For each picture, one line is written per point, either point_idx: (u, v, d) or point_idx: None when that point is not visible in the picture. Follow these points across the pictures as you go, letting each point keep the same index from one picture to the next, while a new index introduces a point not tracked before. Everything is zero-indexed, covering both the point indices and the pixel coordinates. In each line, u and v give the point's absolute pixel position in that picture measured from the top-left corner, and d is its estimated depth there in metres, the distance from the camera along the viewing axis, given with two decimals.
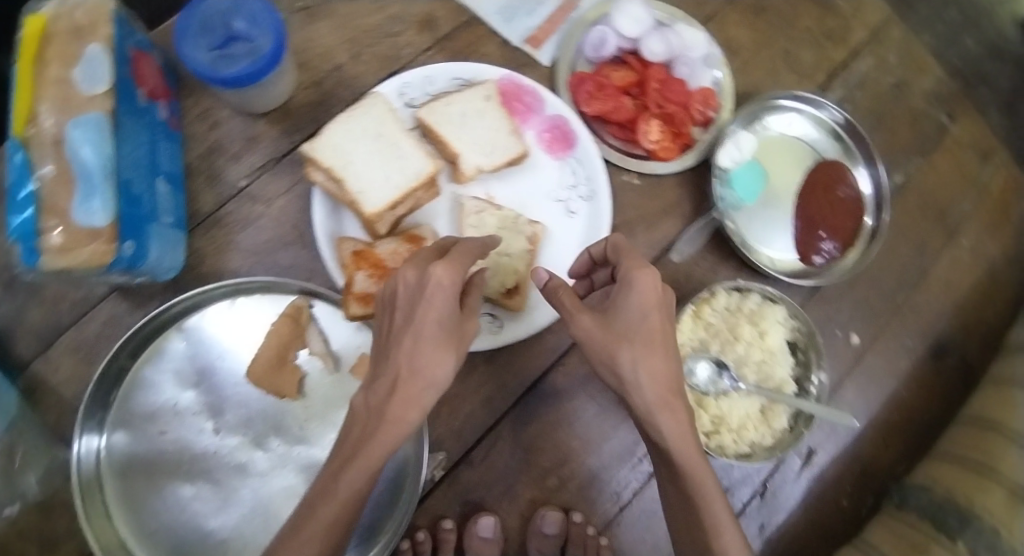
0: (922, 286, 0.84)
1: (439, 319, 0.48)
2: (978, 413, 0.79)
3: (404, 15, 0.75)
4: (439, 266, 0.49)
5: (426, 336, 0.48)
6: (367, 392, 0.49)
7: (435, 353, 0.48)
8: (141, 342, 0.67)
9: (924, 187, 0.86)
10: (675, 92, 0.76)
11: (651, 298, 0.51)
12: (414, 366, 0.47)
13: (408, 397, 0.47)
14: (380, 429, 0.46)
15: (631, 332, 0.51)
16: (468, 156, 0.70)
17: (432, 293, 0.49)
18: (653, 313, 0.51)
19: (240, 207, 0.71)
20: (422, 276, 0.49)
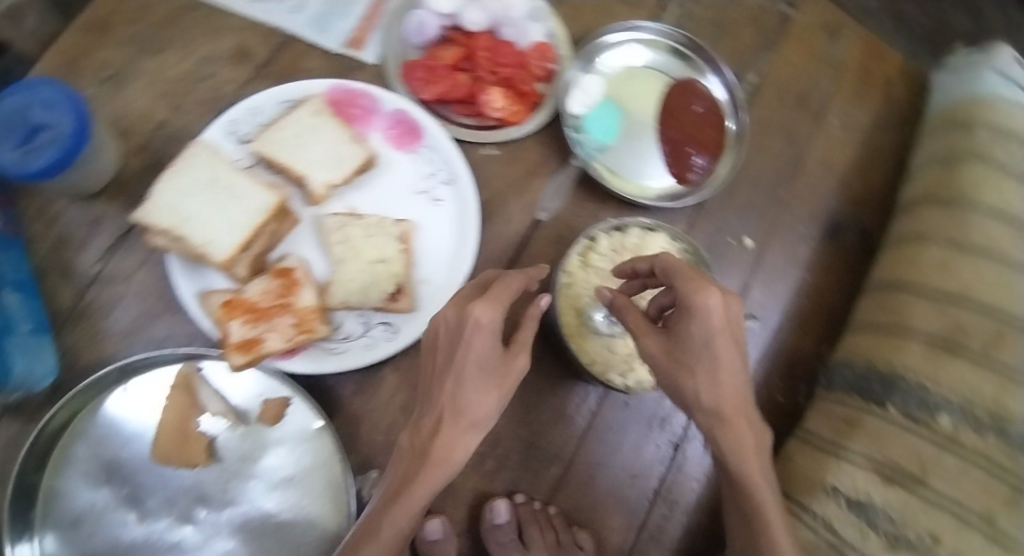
0: (801, 174, 0.85)
1: (476, 361, 0.54)
2: (882, 278, 0.80)
3: (213, 54, 0.74)
4: (479, 307, 0.54)
5: (468, 374, 0.54)
6: (412, 433, 0.56)
7: (478, 391, 0.54)
8: (42, 456, 0.65)
9: (780, 79, 0.87)
10: (507, 55, 0.75)
11: (716, 318, 0.53)
12: (455, 402, 0.54)
13: (450, 438, 0.53)
14: (424, 470, 0.52)
15: (689, 352, 0.54)
16: (315, 175, 0.69)
17: (472, 333, 0.54)
18: (721, 331, 0.53)
19: (103, 291, 0.69)
20: (461, 319, 0.55)
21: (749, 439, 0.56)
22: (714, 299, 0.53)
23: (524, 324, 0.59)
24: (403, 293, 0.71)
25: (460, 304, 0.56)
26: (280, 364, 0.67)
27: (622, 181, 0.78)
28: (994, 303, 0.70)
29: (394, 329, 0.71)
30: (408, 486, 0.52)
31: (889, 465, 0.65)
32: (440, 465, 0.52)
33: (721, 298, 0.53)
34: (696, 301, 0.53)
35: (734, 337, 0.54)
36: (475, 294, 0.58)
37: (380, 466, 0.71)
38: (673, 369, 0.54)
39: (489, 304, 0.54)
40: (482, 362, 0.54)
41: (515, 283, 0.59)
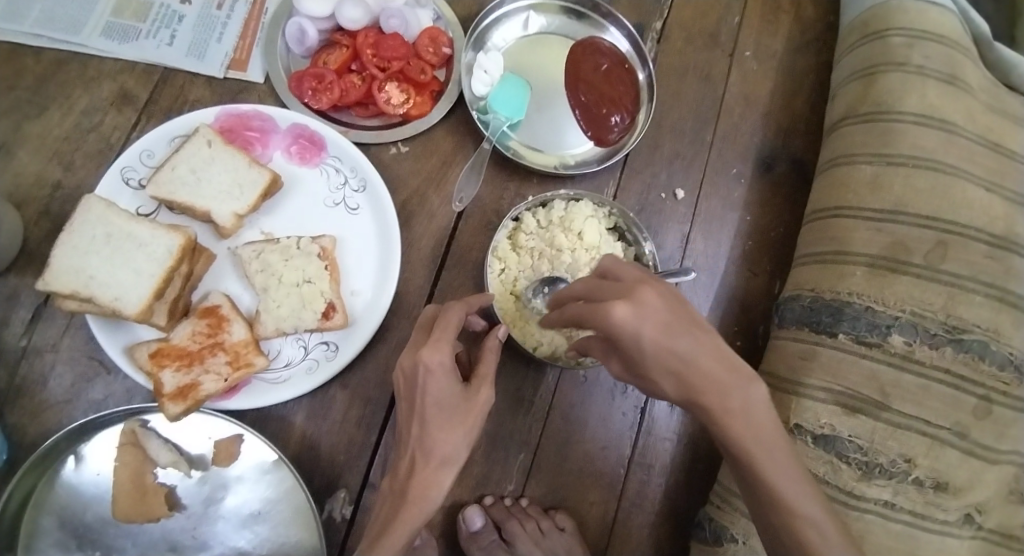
0: (724, 113, 0.83)
1: (437, 403, 0.54)
2: (820, 204, 0.77)
3: (96, 103, 0.72)
4: (427, 352, 0.53)
5: (431, 417, 0.54)
6: (393, 477, 0.56)
7: (443, 430, 0.54)
8: (8, 537, 0.62)
9: (685, 20, 0.85)
10: (393, 47, 0.72)
11: (632, 329, 0.44)
12: (424, 444, 0.54)
13: (426, 476, 0.53)
14: (402, 509, 0.52)
15: (637, 360, 0.47)
16: (219, 208, 0.67)
17: (425, 380, 0.54)
18: (651, 331, 0.44)
19: (31, 365, 0.67)
20: (415, 366, 0.54)
21: (732, 410, 0.47)
22: (620, 315, 0.44)
23: (485, 356, 0.59)
24: (335, 310, 0.67)
25: (413, 349, 0.55)
26: (220, 405, 0.64)
27: (540, 155, 0.76)
28: (935, 213, 0.68)
29: (334, 348, 0.68)
30: (391, 522, 0.52)
31: (852, 397, 0.63)
32: (420, 502, 0.52)
33: (629, 305, 0.44)
34: (606, 327, 0.45)
35: (670, 327, 0.45)
36: (426, 334, 0.57)
37: (347, 486, 0.69)
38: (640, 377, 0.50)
39: (438, 347, 0.54)
40: (444, 402, 0.54)
41: (462, 313, 0.57)
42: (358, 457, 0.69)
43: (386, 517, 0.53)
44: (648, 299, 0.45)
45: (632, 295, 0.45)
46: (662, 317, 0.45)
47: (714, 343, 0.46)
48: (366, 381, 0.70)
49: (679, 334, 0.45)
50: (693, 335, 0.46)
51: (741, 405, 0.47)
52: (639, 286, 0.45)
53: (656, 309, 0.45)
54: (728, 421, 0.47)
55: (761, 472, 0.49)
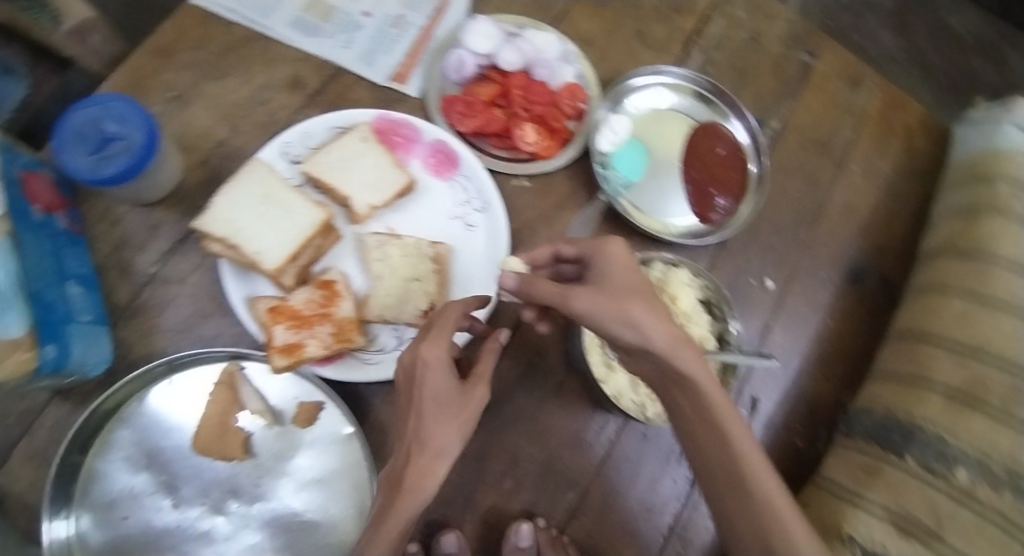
0: (822, 220, 0.89)
1: (433, 396, 0.58)
2: (906, 327, 0.82)
3: (271, 81, 0.80)
4: (426, 347, 0.59)
5: (428, 411, 0.57)
6: (392, 468, 0.59)
7: (438, 421, 0.57)
8: (86, 437, 0.69)
9: (803, 124, 0.91)
10: (539, 94, 0.80)
11: (618, 263, 0.59)
12: (420, 434, 0.57)
13: (422, 465, 0.56)
14: (401, 497, 0.54)
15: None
16: (359, 197, 0.74)
17: (423, 374, 0.58)
18: (620, 272, 0.58)
19: (156, 291, 0.74)
20: (415, 361, 0.59)
21: (692, 362, 0.55)
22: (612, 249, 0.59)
23: (482, 359, 0.63)
24: (436, 311, 0.74)
25: (413, 347, 0.61)
26: (316, 370, 0.70)
27: (646, 218, 0.81)
28: (1016, 359, 0.70)
29: None
30: (389, 511, 0.55)
31: (903, 516, 0.64)
32: (414, 492, 0.55)
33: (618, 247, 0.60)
34: (599, 260, 0.60)
35: None
36: (424, 331, 0.62)
37: None
38: (619, 299, 0.54)
39: (436, 344, 0.59)
40: (439, 395, 0.58)
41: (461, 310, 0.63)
42: None
43: (385, 507, 0.56)
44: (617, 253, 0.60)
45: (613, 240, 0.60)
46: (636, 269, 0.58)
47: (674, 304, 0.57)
48: None
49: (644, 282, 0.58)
50: None
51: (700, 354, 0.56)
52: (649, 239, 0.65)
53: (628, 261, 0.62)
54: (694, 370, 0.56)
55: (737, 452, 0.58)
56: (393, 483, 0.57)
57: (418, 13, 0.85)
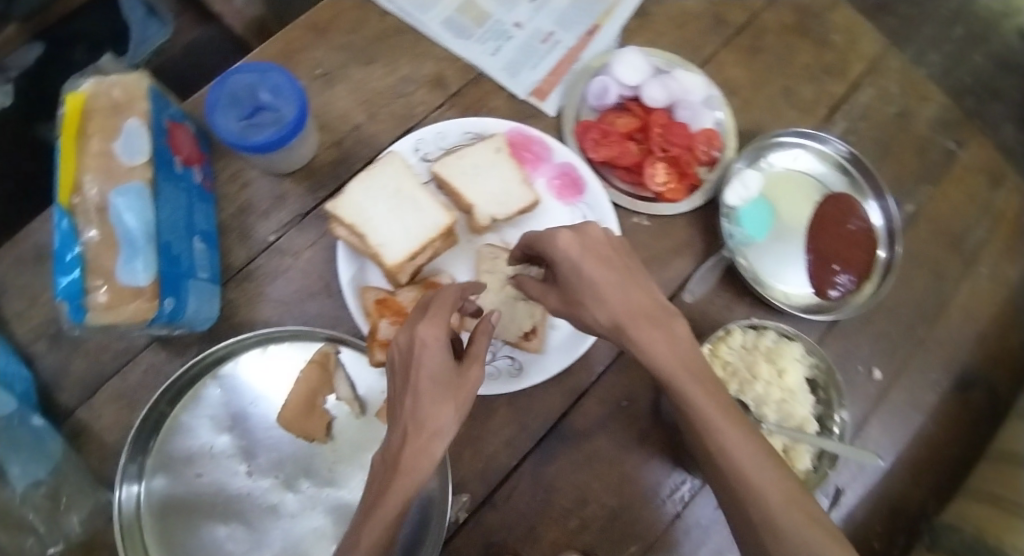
0: (943, 317, 0.85)
1: (433, 374, 0.51)
2: (1005, 449, 0.81)
3: (415, 75, 0.80)
4: (421, 327, 0.53)
5: (424, 391, 0.50)
6: (385, 447, 0.51)
7: (435, 402, 0.50)
8: (177, 391, 0.69)
9: (937, 214, 0.88)
10: (678, 135, 0.78)
11: (575, 248, 0.58)
12: (417, 415, 0.49)
13: (416, 449, 0.48)
14: (395, 478, 0.46)
15: (576, 289, 0.58)
16: (482, 206, 0.74)
17: (421, 353, 0.52)
18: (590, 258, 0.57)
19: (270, 260, 0.75)
20: (411, 341, 0.53)
21: (655, 337, 0.55)
22: (593, 230, 0.59)
23: (478, 338, 0.56)
24: (536, 334, 0.73)
25: (409, 326, 0.54)
26: None
27: (762, 281, 0.79)
28: None
29: (518, 366, 0.74)
30: (381, 496, 0.46)
31: None
32: (411, 472, 0.47)
33: (574, 233, 0.59)
34: (558, 253, 0.58)
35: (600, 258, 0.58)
36: (419, 313, 0.56)
37: (472, 493, 0.73)
38: (572, 304, 0.59)
39: (434, 323, 0.53)
40: (439, 374, 0.51)
41: (457, 293, 0.58)
42: (493, 470, 0.73)
43: (378, 489, 0.48)
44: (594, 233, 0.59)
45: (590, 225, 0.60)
46: (601, 243, 0.59)
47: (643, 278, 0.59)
48: (528, 408, 0.75)
49: (612, 264, 0.58)
50: (620, 280, 0.57)
51: (666, 329, 0.56)
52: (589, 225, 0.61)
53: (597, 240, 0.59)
54: (658, 343, 0.55)
55: (731, 454, 0.53)
56: (388, 463, 0.49)
57: (569, 32, 0.84)
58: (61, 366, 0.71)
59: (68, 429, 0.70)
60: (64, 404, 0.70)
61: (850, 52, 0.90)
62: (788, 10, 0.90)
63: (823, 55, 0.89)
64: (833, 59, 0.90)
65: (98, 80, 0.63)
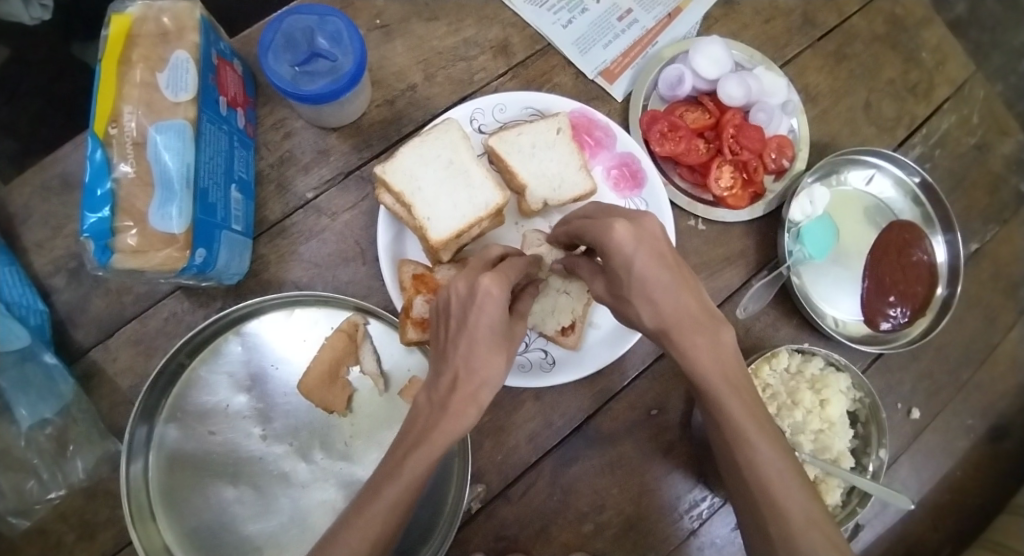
0: (987, 362, 0.81)
1: (491, 326, 0.49)
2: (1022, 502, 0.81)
3: (479, 39, 0.76)
4: (487, 277, 0.49)
5: (480, 340, 0.49)
6: (430, 389, 0.50)
7: (488, 352, 0.48)
8: (199, 344, 0.66)
9: (1001, 256, 0.84)
10: (751, 139, 0.73)
11: (629, 244, 0.48)
12: (469, 362, 0.48)
13: (465, 394, 0.48)
14: (442, 420, 0.47)
15: (624, 286, 0.50)
16: (536, 189, 0.70)
17: (482, 302, 0.49)
18: (644, 256, 0.48)
19: (306, 218, 0.71)
20: (472, 290, 0.50)
21: (700, 345, 0.49)
22: (649, 225, 0.50)
23: (523, 296, 0.59)
24: (573, 330, 0.69)
25: (472, 276, 0.52)
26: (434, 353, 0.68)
27: (813, 303, 0.76)
28: None
29: (550, 360, 0.70)
30: (428, 433, 0.47)
31: None
32: (457, 420, 0.47)
33: (630, 225, 0.49)
34: (609, 249, 0.49)
35: (655, 255, 0.48)
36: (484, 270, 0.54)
37: (488, 484, 0.70)
38: (621, 302, 0.52)
39: (500, 277, 0.50)
40: (496, 327, 0.49)
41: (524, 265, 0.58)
42: (512, 465, 0.70)
43: (418, 433, 0.48)
44: (651, 227, 0.50)
45: (648, 216, 0.50)
46: (657, 244, 0.49)
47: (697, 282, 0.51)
48: (555, 405, 0.72)
49: (666, 263, 0.49)
50: (674, 286, 0.49)
51: (714, 339, 0.49)
52: (644, 216, 0.50)
53: (653, 237, 0.49)
54: (702, 353, 0.49)
55: (761, 468, 0.48)
56: (433, 405, 0.49)
57: (648, 13, 0.79)
58: (80, 302, 0.69)
59: (81, 369, 0.68)
60: (79, 342, 0.68)
61: (936, 73, 0.85)
62: (876, 19, 0.85)
63: (909, 73, 0.85)
64: (918, 78, 0.85)
65: (146, 4, 0.59)
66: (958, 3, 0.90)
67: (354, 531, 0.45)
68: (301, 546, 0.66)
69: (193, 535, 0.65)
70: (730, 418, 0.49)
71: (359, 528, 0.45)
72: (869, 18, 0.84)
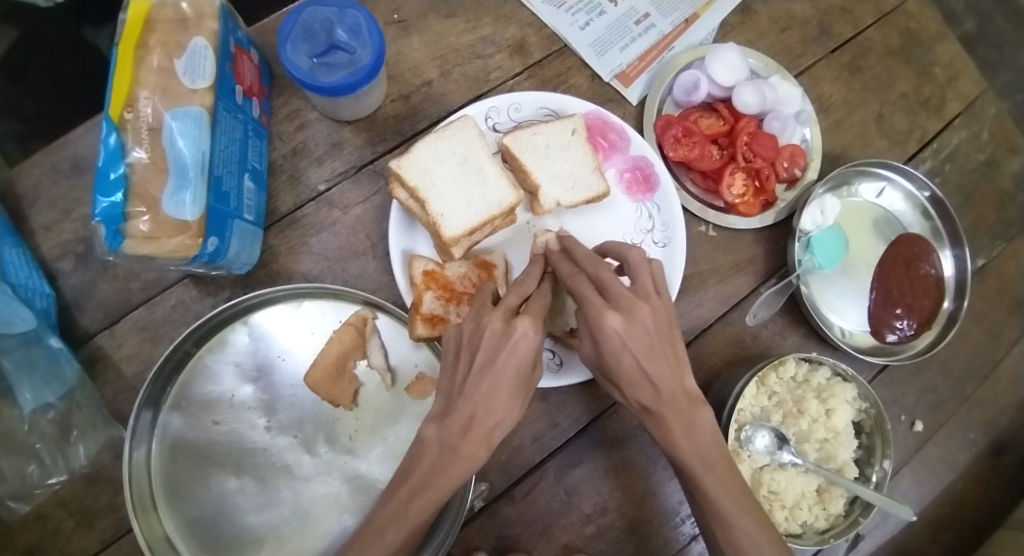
0: (990, 378, 0.82)
1: (518, 366, 0.49)
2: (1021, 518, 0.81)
3: (496, 37, 0.76)
4: (525, 318, 0.50)
5: (505, 381, 0.49)
6: (441, 426, 0.49)
7: (508, 396, 0.49)
8: (206, 332, 0.65)
9: (1006, 272, 0.84)
10: (765, 147, 0.73)
11: (619, 339, 0.51)
12: (486, 403, 0.48)
13: (479, 434, 0.48)
14: (453, 462, 0.48)
15: (610, 367, 0.53)
16: (549, 189, 0.69)
17: (516, 342, 0.49)
18: (632, 349, 0.51)
19: (318, 210, 0.71)
20: (508, 328, 0.50)
21: (675, 429, 0.52)
22: (643, 315, 0.52)
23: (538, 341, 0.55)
24: None
25: (506, 313, 0.52)
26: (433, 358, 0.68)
27: (821, 312, 0.76)
28: None
29: (558, 361, 0.69)
30: (437, 474, 0.48)
31: None
32: (470, 461, 0.48)
33: (622, 318, 0.51)
34: (600, 337, 0.52)
35: (650, 348, 0.52)
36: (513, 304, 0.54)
37: (491, 483, 0.70)
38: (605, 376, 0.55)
39: (536, 321, 0.51)
40: (523, 368, 0.50)
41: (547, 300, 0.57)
42: (516, 465, 0.70)
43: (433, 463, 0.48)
44: (644, 316, 0.52)
45: (641, 304, 0.52)
46: (648, 337, 0.52)
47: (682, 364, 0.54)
48: (561, 405, 0.72)
49: (656, 354, 0.52)
50: (666, 370, 0.52)
51: (689, 422, 0.53)
52: (641, 307, 0.52)
53: (643, 330, 0.52)
54: (677, 436, 0.53)
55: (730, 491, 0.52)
56: (443, 445, 0.48)
57: (665, 18, 0.79)
58: (86, 287, 0.68)
59: (86, 354, 0.67)
60: (84, 327, 0.68)
61: (948, 89, 0.86)
62: (891, 32, 0.85)
63: (921, 87, 0.85)
64: (930, 93, 0.85)
65: None
66: (969, 20, 0.90)
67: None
68: (303, 539, 0.65)
69: (194, 526, 0.65)
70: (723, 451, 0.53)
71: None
72: (884, 31, 0.85)
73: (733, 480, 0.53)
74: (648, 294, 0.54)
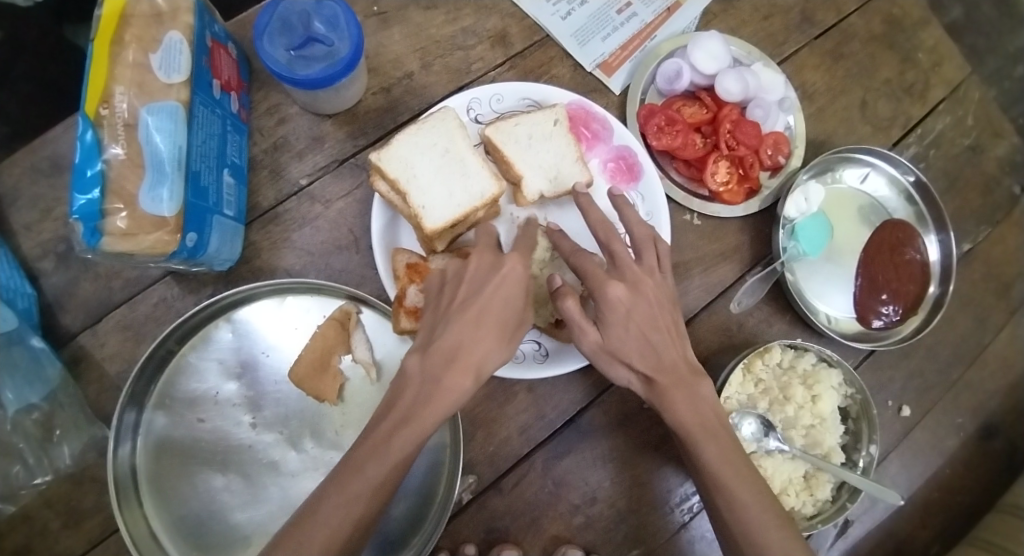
0: (978, 362, 0.82)
1: (503, 305, 0.52)
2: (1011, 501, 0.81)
3: (477, 28, 0.76)
4: (512, 258, 0.55)
5: (490, 308, 0.52)
6: (423, 357, 0.50)
7: (489, 331, 0.51)
8: (188, 329, 0.65)
9: (992, 256, 0.84)
10: (748, 134, 0.72)
11: (623, 307, 0.55)
12: (466, 333, 0.50)
13: (462, 370, 0.49)
14: (435, 395, 0.48)
15: (614, 341, 0.55)
16: (531, 180, 0.69)
17: (506, 273, 0.53)
18: (637, 314, 0.55)
19: (299, 205, 0.71)
20: (496, 266, 0.54)
21: (681, 400, 0.55)
22: (646, 287, 0.57)
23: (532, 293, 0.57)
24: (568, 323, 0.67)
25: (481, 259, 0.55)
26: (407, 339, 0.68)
27: (806, 300, 0.76)
28: None
29: (543, 352, 0.68)
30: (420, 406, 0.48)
31: None
32: (451, 391, 0.48)
33: (626, 290, 0.56)
34: (610, 307, 0.55)
35: (654, 319, 0.56)
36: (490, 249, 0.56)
37: (479, 475, 0.70)
38: (606, 354, 0.56)
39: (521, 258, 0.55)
40: (508, 307, 0.53)
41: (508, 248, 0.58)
42: (504, 457, 0.70)
43: (410, 404, 0.48)
44: (647, 290, 0.56)
45: (645, 279, 0.57)
46: (651, 307, 0.56)
47: (682, 339, 0.58)
48: (548, 397, 0.72)
49: (659, 326, 0.56)
50: (670, 338, 0.57)
51: (692, 391, 0.55)
52: (642, 281, 0.57)
53: (646, 300, 0.56)
54: (680, 404, 0.55)
55: (715, 469, 0.53)
56: (425, 376, 0.49)
57: (647, 7, 0.79)
58: (68, 286, 0.68)
59: (69, 354, 0.67)
60: (66, 326, 0.67)
61: (932, 75, 0.86)
62: (875, 18, 0.85)
63: (905, 73, 0.85)
64: (914, 79, 0.85)
65: None
66: (955, 7, 0.90)
67: (335, 508, 0.45)
68: None
69: (181, 524, 0.64)
70: (703, 445, 0.54)
71: (339, 508, 0.45)
72: (867, 17, 0.85)
73: (717, 467, 0.53)
74: (653, 271, 0.59)
